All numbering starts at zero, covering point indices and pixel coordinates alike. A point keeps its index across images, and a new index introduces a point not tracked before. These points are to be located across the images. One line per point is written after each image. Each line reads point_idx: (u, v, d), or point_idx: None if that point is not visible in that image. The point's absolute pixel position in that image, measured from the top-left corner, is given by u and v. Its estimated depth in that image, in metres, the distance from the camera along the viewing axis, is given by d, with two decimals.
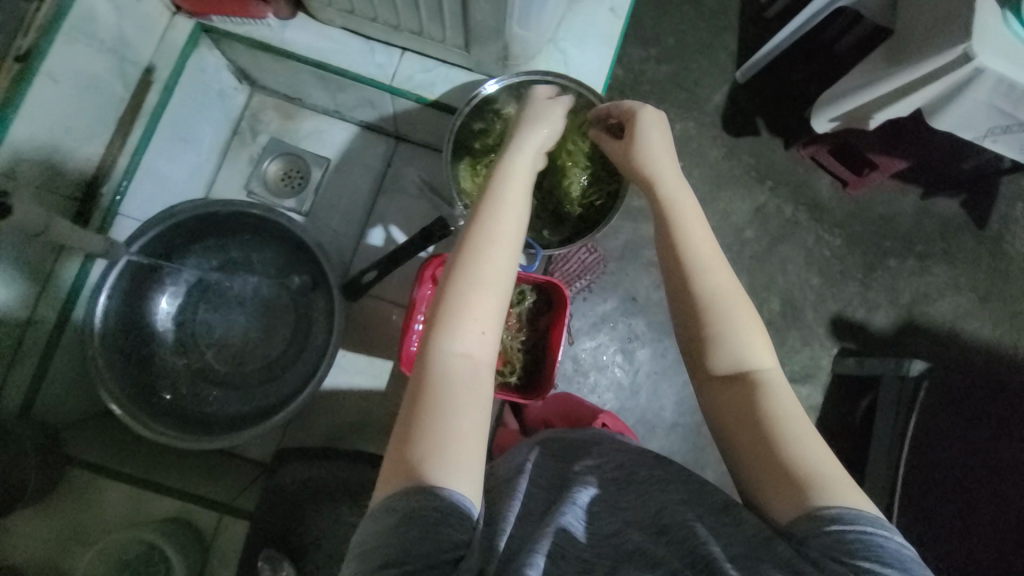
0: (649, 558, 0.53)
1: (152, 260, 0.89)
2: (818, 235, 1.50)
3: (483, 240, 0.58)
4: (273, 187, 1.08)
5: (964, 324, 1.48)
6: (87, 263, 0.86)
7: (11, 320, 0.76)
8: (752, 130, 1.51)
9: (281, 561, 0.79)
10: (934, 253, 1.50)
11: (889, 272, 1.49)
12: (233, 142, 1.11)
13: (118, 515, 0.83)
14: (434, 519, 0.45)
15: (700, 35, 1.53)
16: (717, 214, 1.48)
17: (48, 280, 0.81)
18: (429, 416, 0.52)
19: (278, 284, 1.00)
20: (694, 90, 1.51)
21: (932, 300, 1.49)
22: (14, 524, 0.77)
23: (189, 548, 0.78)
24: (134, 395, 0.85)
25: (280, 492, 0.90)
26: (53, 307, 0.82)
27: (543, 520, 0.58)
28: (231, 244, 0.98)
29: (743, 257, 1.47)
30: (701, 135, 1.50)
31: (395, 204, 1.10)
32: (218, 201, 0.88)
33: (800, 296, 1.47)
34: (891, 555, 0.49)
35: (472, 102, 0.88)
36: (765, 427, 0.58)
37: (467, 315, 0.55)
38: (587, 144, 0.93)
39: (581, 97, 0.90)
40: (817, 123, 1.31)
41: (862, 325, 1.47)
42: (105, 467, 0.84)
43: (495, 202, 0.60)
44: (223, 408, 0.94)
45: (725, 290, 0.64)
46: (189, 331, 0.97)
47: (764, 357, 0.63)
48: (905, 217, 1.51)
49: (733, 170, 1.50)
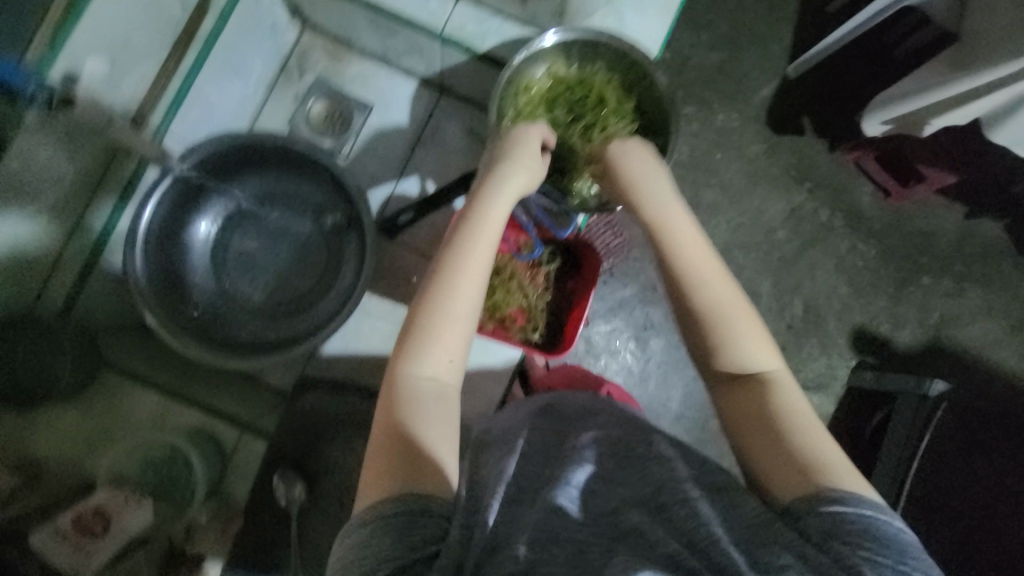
0: (645, 538, 0.53)
1: (200, 179, 0.92)
2: (851, 244, 1.45)
3: (453, 272, 0.63)
4: (316, 126, 1.08)
5: (990, 351, 1.44)
6: (139, 169, 0.90)
7: (51, 233, 0.81)
8: (797, 129, 1.46)
9: (293, 481, 0.86)
10: (970, 276, 1.45)
11: (921, 290, 1.45)
12: (280, 79, 1.10)
13: (143, 420, 0.87)
14: (407, 520, 0.50)
15: (756, 24, 1.48)
16: (750, 212, 1.45)
17: (91, 200, 0.86)
18: (401, 430, 0.57)
19: (312, 221, 1.02)
20: (743, 82, 1.47)
21: (961, 324, 1.44)
22: (43, 417, 0.78)
23: (211, 458, 0.85)
24: (168, 310, 0.88)
25: (298, 415, 0.92)
26: (93, 228, 0.87)
27: (535, 496, 0.58)
28: (271, 178, 0.99)
29: (771, 259, 1.44)
30: (743, 128, 1.46)
31: (431, 159, 1.09)
32: (267, 134, 0.92)
33: (824, 305, 1.44)
34: (889, 537, 0.50)
35: (522, 54, 0.86)
36: (772, 427, 0.59)
37: (438, 339, 0.61)
38: (631, 103, 0.92)
39: (631, 57, 0.88)
40: (868, 125, 1.27)
41: (885, 341, 1.44)
42: (137, 374, 0.88)
43: (467, 236, 0.65)
44: (249, 332, 0.95)
45: (726, 302, 0.65)
46: (223, 256, 1.00)
47: (767, 360, 0.63)
48: (945, 236, 1.46)
49: (772, 168, 1.46)
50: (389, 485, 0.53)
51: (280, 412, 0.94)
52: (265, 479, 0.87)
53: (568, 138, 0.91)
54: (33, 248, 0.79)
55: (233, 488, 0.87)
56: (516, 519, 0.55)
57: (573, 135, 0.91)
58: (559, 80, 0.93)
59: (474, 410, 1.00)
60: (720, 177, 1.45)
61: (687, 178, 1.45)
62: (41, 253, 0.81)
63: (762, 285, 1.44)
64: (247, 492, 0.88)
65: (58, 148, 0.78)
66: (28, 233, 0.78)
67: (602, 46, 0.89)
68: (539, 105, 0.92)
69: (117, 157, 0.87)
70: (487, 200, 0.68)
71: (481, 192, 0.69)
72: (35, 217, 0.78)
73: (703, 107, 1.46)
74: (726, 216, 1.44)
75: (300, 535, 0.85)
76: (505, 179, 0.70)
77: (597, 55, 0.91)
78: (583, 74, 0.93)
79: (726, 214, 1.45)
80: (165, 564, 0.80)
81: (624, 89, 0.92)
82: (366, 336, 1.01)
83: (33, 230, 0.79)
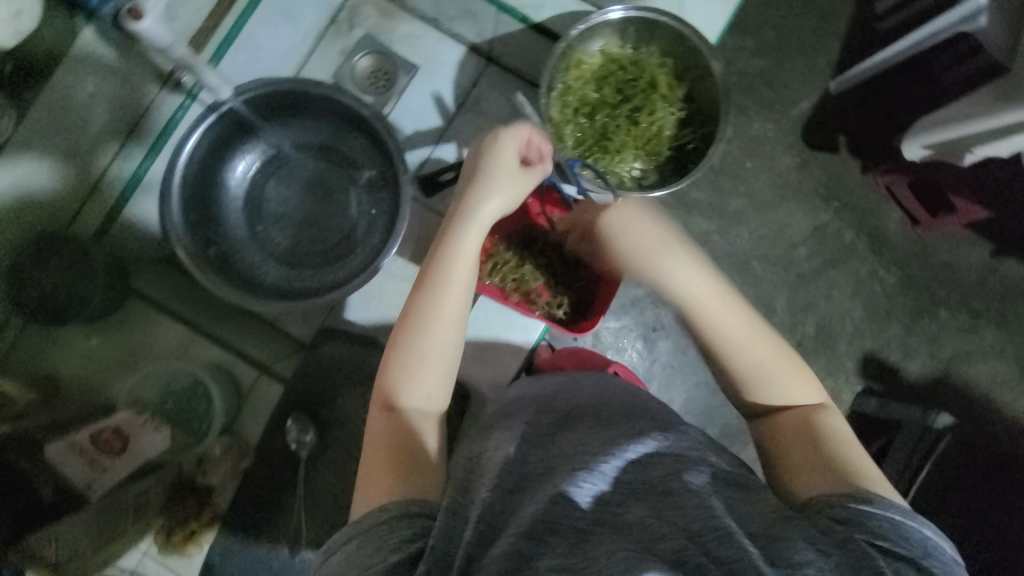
0: (652, 532, 0.47)
1: (251, 116, 0.93)
2: (871, 268, 1.37)
3: (430, 296, 0.64)
4: (361, 83, 1.06)
5: (999, 393, 1.36)
6: (185, 105, 0.93)
7: (72, 184, 0.84)
8: (830, 146, 1.37)
9: (306, 426, 0.90)
10: (988, 314, 1.37)
11: (937, 322, 1.37)
12: (328, 31, 1.05)
13: (167, 348, 0.89)
14: (386, 530, 0.51)
15: (803, 34, 1.37)
16: (774, 225, 1.37)
17: (122, 144, 0.89)
18: (384, 452, 0.59)
19: (346, 176, 1.02)
20: (782, 92, 1.37)
21: (972, 361, 1.36)
22: (68, 336, 0.83)
23: (228, 396, 0.87)
24: (198, 248, 0.89)
25: (314, 363, 0.92)
26: (120, 178, 0.90)
27: (558, 474, 0.55)
28: (312, 126, 0.99)
29: (788, 273, 1.37)
30: (778, 139, 1.38)
31: (472, 126, 1.07)
32: (312, 82, 0.89)
33: (837, 326, 1.37)
34: (909, 537, 0.49)
35: (581, 28, 0.84)
36: (820, 451, 0.59)
37: (420, 362, 0.62)
38: (681, 90, 0.91)
39: (689, 44, 0.86)
40: (909, 148, 1.23)
41: (893, 370, 1.36)
42: (161, 303, 0.90)
43: (443, 260, 0.66)
44: (276, 278, 0.97)
45: (755, 347, 0.65)
46: (258, 201, 1.00)
47: (806, 394, 0.64)
48: (968, 272, 1.37)
49: (802, 184, 1.38)
50: (375, 503, 0.55)
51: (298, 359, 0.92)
52: (279, 420, 0.90)
53: (614, 121, 0.92)
54: (49, 195, 0.81)
55: (245, 428, 0.88)
56: (514, 507, 0.53)
57: (619, 118, 0.92)
58: (612, 59, 0.91)
59: (491, 379, 1.01)
60: (749, 186, 1.36)
61: (714, 184, 1.37)
62: (60, 201, 0.83)
63: (776, 299, 1.36)
64: (259, 432, 0.89)
65: (107, 70, 0.82)
66: (46, 180, 0.80)
67: (661, 27, 0.87)
68: (587, 83, 0.91)
69: (165, 87, 0.90)
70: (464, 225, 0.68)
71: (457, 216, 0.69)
72: (47, 167, 0.79)
73: (739, 113, 1.37)
74: (749, 228, 1.36)
75: (308, 480, 0.89)
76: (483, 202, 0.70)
77: (654, 36, 0.89)
78: (637, 55, 0.92)
79: (749, 225, 1.37)
80: (174, 491, 0.84)
81: (676, 74, 0.91)
82: (389, 297, 0.98)
83: (51, 178, 0.81)
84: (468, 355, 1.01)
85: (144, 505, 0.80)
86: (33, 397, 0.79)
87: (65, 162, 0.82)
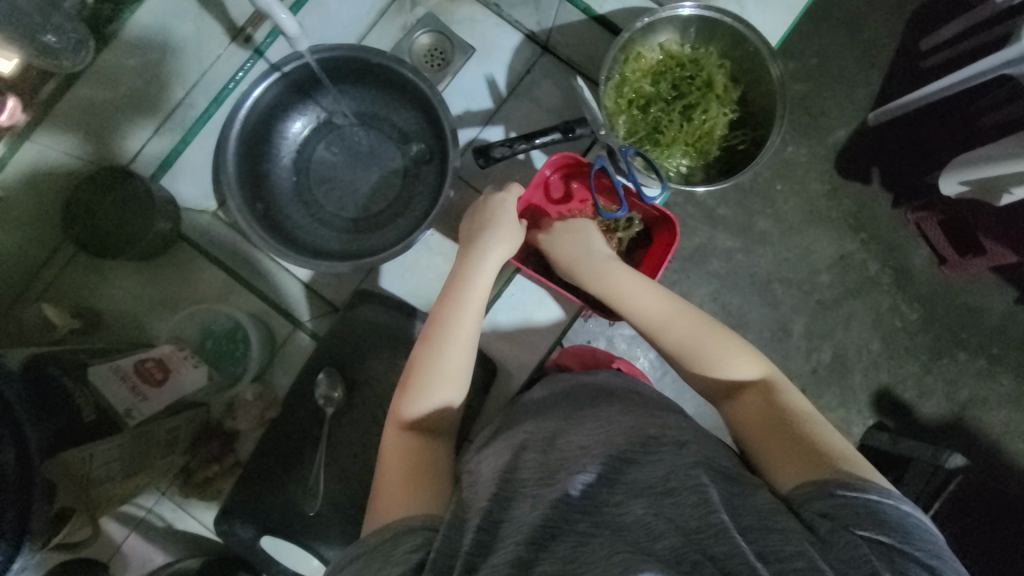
0: (649, 532, 0.47)
1: (321, 76, 0.95)
2: (894, 303, 1.29)
3: (452, 316, 0.72)
4: (418, 60, 1.09)
5: (1010, 444, 1.28)
6: (256, 56, 0.93)
7: (116, 153, 0.90)
8: (864, 176, 1.29)
9: (336, 383, 0.91)
10: (1007, 360, 1.29)
11: (955, 364, 1.29)
12: (391, 6, 1.08)
13: (206, 293, 0.91)
14: (402, 529, 0.53)
15: (845, 63, 1.29)
16: (799, 249, 1.29)
17: (162, 121, 0.92)
18: (395, 464, 0.63)
19: (396, 148, 1.02)
20: (819, 118, 1.29)
21: (986, 408, 1.29)
22: (112, 271, 0.87)
23: (264, 345, 0.90)
24: (248, 201, 0.91)
25: (348, 325, 0.94)
26: (161, 147, 0.93)
27: (557, 478, 0.54)
28: (370, 95, 1.00)
29: (808, 300, 1.29)
30: (810, 165, 1.30)
31: (520, 113, 1.08)
32: (373, 50, 0.91)
33: (852, 356, 1.29)
34: (891, 522, 0.49)
35: (646, 20, 0.86)
36: (788, 429, 0.60)
37: (436, 378, 0.68)
38: (736, 92, 0.92)
39: (750, 45, 0.88)
40: (945, 183, 1.16)
41: (907, 409, 1.29)
42: (208, 252, 0.92)
43: (463, 286, 0.75)
44: (316, 240, 0.98)
45: (690, 336, 0.71)
46: (305, 162, 1.01)
47: (753, 370, 0.67)
48: (991, 317, 1.29)
49: (830, 212, 1.29)
50: (386, 514, 0.57)
51: (332, 318, 0.95)
52: (309, 379, 0.91)
53: (668, 115, 0.93)
54: (75, 162, 0.85)
55: (274, 380, 0.91)
56: (509, 515, 0.52)
57: (673, 114, 0.93)
58: (672, 56, 0.92)
59: (515, 360, 1.02)
60: (775, 209, 1.29)
61: (742, 202, 1.29)
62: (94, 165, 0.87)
63: (793, 322, 1.29)
64: (287, 387, 0.92)
65: (167, 43, 0.87)
66: (87, 146, 0.86)
67: (723, 27, 0.88)
68: (645, 77, 0.92)
69: (233, 41, 0.92)
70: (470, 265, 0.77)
71: (468, 257, 0.79)
72: (90, 134, 0.86)
73: None
74: (773, 248, 1.29)
75: (329, 439, 0.89)
76: (489, 246, 0.79)
77: (713, 37, 0.91)
78: (696, 54, 0.93)
79: (773, 246, 1.29)
80: (201, 433, 0.88)
81: (732, 76, 0.93)
82: (422, 270, 0.99)
83: (93, 146, 0.87)
84: (490, 340, 1.02)
85: (173, 442, 0.82)
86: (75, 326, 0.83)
87: (103, 129, 0.87)
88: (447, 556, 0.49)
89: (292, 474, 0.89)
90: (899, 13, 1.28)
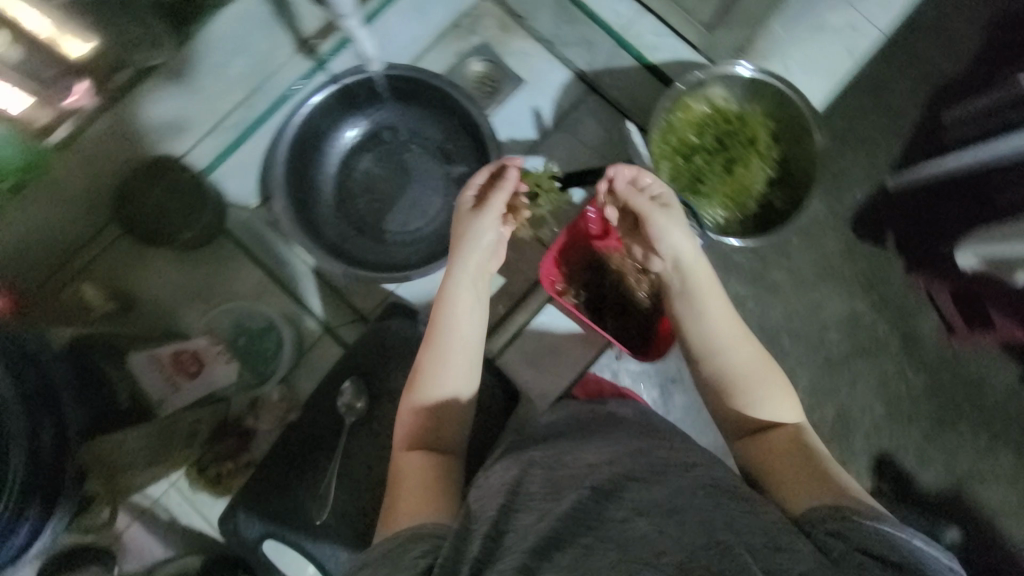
0: (654, 546, 0.46)
1: (382, 87, 0.99)
2: (900, 367, 1.30)
3: (451, 321, 0.73)
4: (469, 85, 1.12)
5: (1007, 522, 1.27)
6: (318, 66, 0.96)
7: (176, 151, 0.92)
8: (882, 241, 1.31)
9: (358, 395, 0.90)
10: (1008, 438, 1.29)
11: (956, 436, 1.29)
12: (450, 33, 1.13)
13: (242, 290, 0.97)
14: (413, 539, 0.54)
15: (871, 130, 1.33)
16: (809, 305, 1.31)
17: (217, 123, 0.94)
18: (403, 471, 0.66)
19: (440, 165, 1.05)
20: (840, 179, 1.33)
21: (984, 484, 1.28)
22: (152, 259, 0.93)
23: (295, 346, 0.95)
24: (293, 203, 0.94)
25: (374, 335, 0.93)
26: (212, 146, 0.94)
27: (564, 493, 0.54)
28: (422, 116, 1.04)
29: (816, 356, 1.30)
30: (827, 224, 1.32)
31: (562, 145, 1.11)
32: (425, 72, 0.96)
33: (855, 418, 1.29)
34: (896, 539, 0.49)
35: (699, 74, 0.92)
36: (805, 464, 0.62)
37: (436, 382, 0.71)
38: (777, 151, 0.95)
39: (798, 110, 0.92)
40: (961, 254, 1.20)
41: (906, 477, 1.28)
42: (247, 251, 0.98)
43: (454, 291, 0.74)
44: (355, 249, 1.00)
45: (745, 361, 0.70)
46: (350, 172, 1.04)
47: (787, 413, 0.68)
48: (995, 392, 1.29)
49: (843, 271, 1.31)
50: (389, 524, 0.58)
51: (358, 328, 0.98)
52: (332, 386, 0.91)
53: (710, 166, 0.96)
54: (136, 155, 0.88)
55: (298, 384, 0.95)
56: (514, 526, 0.52)
57: (714, 165, 0.96)
58: (719, 110, 0.96)
59: (529, 385, 1.03)
60: (789, 262, 1.31)
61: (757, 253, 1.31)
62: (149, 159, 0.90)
63: (798, 377, 1.29)
64: (309, 391, 0.95)
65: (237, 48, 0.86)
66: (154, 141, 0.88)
67: (772, 91, 0.93)
68: (692, 128, 0.95)
69: (299, 51, 0.94)
70: (458, 260, 0.75)
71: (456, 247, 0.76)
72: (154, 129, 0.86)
73: None
74: (785, 301, 1.31)
75: (344, 448, 0.88)
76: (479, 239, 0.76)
77: (759, 96, 0.95)
78: (743, 111, 0.96)
79: (785, 299, 1.31)
80: (220, 427, 0.91)
81: (775, 135, 0.96)
82: None
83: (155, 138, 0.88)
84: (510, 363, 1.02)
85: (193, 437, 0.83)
86: (112, 307, 0.89)
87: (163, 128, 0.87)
88: (454, 560, 0.49)
89: (303, 478, 0.88)
90: (926, 86, 1.33)
